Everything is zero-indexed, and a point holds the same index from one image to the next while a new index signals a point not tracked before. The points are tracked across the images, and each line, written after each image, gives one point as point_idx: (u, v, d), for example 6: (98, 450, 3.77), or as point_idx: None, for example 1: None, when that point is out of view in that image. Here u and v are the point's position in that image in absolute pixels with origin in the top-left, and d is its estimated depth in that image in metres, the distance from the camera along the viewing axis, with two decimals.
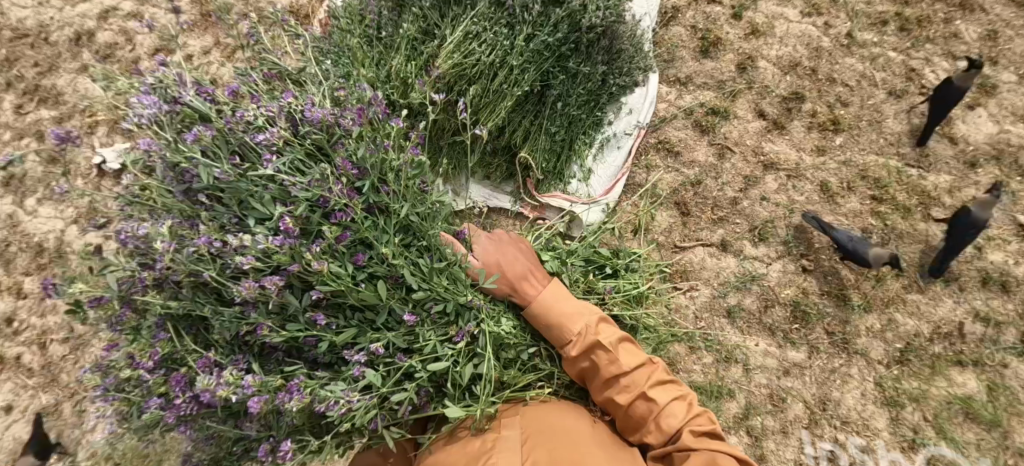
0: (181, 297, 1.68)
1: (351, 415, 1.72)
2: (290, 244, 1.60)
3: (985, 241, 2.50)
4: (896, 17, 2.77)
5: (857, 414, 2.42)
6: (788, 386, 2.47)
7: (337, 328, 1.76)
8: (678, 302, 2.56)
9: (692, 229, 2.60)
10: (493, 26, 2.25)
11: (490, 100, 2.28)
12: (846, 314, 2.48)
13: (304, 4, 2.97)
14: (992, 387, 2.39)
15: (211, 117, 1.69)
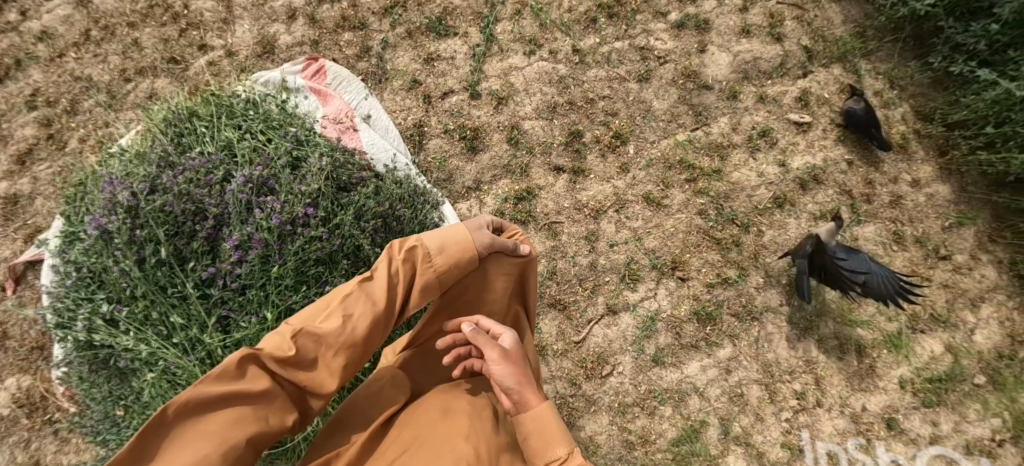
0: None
1: (123, 228, 1.81)
2: (147, 197, 1.86)
3: (782, 155, 2.77)
4: (600, 10, 2.86)
5: (795, 358, 2.63)
6: (738, 380, 2.57)
7: (158, 234, 1.82)
8: (613, 385, 2.52)
9: (578, 317, 2.54)
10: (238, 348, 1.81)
11: None
12: (735, 289, 2.64)
13: (31, 385, 2.45)
14: (860, 262, 2.74)
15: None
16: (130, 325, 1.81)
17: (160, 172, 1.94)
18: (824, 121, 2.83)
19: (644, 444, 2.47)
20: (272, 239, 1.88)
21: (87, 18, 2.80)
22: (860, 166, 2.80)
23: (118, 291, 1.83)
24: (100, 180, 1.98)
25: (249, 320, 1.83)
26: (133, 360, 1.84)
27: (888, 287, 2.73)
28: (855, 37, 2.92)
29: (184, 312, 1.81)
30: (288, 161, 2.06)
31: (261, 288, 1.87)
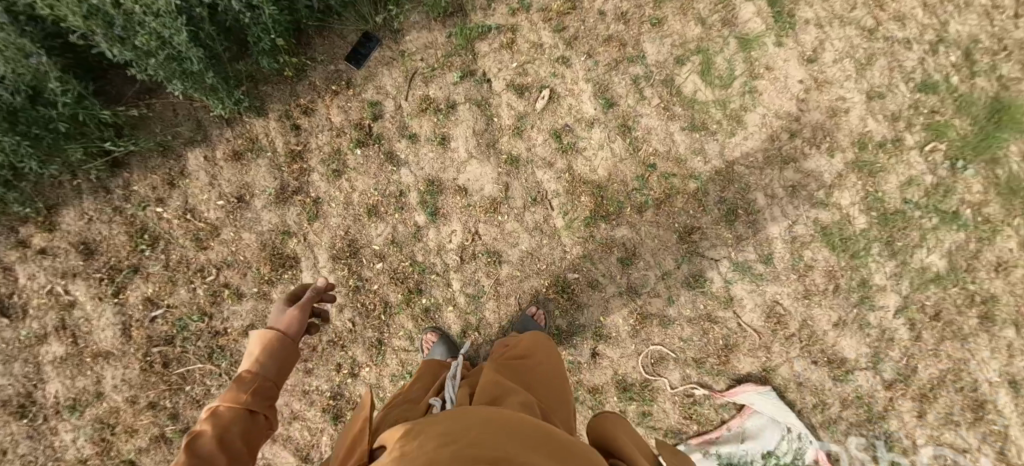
0: None
1: None
2: None
3: (581, 122, 2.77)
4: (413, 302, 2.57)
5: (763, 136, 2.96)
6: (780, 193, 2.96)
7: None
8: (787, 300, 2.93)
9: (733, 332, 2.84)
10: None
11: None
12: (707, 186, 2.87)
13: None
14: (680, 63, 2.89)
15: None
16: None
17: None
18: (544, 73, 2.77)
19: (829, 278, 2.97)
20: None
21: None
22: (591, 48, 2.82)
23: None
24: None
25: None
26: None
27: (701, 40, 2.91)
28: (450, 23, 2.71)
29: None
30: None
31: None
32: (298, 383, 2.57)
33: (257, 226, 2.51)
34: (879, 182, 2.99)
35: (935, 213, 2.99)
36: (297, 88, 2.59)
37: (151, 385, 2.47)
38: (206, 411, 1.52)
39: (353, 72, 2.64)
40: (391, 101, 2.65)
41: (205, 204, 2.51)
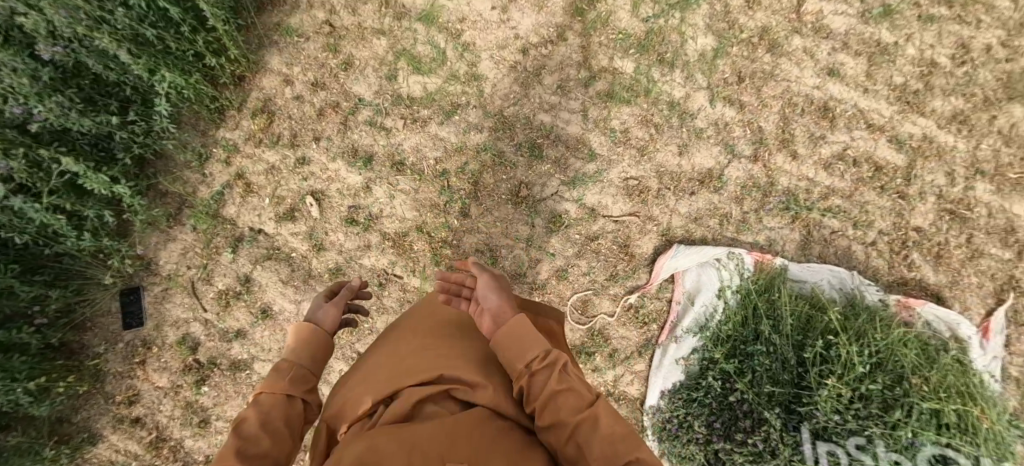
0: None
1: None
2: None
3: (356, 196, 2.87)
4: None
5: (504, 71, 3.03)
6: (556, 97, 3.06)
7: None
8: (632, 169, 3.08)
9: (615, 231, 3.00)
10: (901, 417, 2.49)
11: (882, 347, 2.57)
12: (497, 147, 2.94)
13: None
14: (392, 78, 2.92)
15: None
16: None
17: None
18: (298, 188, 2.85)
19: (646, 125, 3.14)
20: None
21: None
22: (312, 134, 2.86)
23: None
24: None
25: (885, 425, 2.50)
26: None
27: (392, 45, 2.93)
28: (185, 220, 2.83)
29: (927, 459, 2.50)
30: None
31: (852, 438, 2.53)
32: None
33: None
34: (615, 26, 3.16)
35: (672, 10, 3.20)
36: (113, 386, 2.87)
37: None
38: (253, 396, 1.81)
39: (144, 331, 2.86)
40: (195, 322, 2.86)
41: None
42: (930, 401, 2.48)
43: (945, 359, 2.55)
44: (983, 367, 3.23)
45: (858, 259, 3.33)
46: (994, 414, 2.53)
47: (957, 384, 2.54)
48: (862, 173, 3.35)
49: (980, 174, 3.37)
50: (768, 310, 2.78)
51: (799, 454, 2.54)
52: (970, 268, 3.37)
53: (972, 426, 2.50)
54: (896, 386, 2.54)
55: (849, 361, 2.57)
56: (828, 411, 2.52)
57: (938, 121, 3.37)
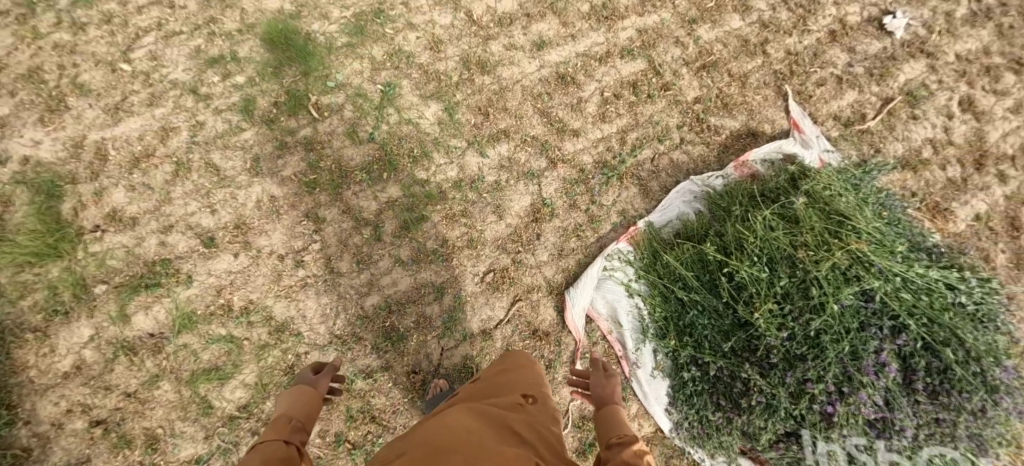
0: (984, 438, 2.59)
1: (893, 384, 2.59)
2: (888, 397, 2.60)
3: None
4: None
5: (300, 299, 2.79)
6: (367, 273, 2.85)
7: (880, 373, 2.59)
8: (480, 265, 2.99)
9: (516, 327, 2.98)
10: (818, 290, 2.62)
11: (761, 246, 2.73)
12: (365, 364, 2.81)
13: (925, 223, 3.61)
14: (215, 405, 2.69)
15: None
16: (895, 307, 2.60)
17: (955, 427, 2.57)
18: None
19: (457, 217, 3.00)
20: (858, 381, 2.57)
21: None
22: None
23: (961, 320, 2.62)
24: (939, 426, 2.59)
25: (815, 305, 2.62)
26: (889, 278, 2.64)
27: (188, 381, 2.68)
28: None
29: (860, 301, 2.66)
30: (784, 453, 2.72)
31: (805, 334, 2.64)
32: None
33: None
34: (351, 167, 2.93)
35: (383, 111, 3.07)
36: None
37: None
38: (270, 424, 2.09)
39: None
40: None
41: None
42: (822, 262, 2.63)
43: (802, 217, 2.71)
44: (825, 155, 3.62)
45: (685, 161, 3.50)
46: (866, 226, 2.71)
47: (825, 227, 2.71)
48: (629, 99, 3.48)
49: (693, 23, 3.66)
50: (670, 278, 2.95)
51: (788, 385, 2.64)
52: (747, 93, 3.69)
53: (861, 254, 2.65)
54: (794, 268, 2.68)
55: (749, 280, 2.71)
56: (773, 332, 2.64)
57: (634, 12, 3.58)
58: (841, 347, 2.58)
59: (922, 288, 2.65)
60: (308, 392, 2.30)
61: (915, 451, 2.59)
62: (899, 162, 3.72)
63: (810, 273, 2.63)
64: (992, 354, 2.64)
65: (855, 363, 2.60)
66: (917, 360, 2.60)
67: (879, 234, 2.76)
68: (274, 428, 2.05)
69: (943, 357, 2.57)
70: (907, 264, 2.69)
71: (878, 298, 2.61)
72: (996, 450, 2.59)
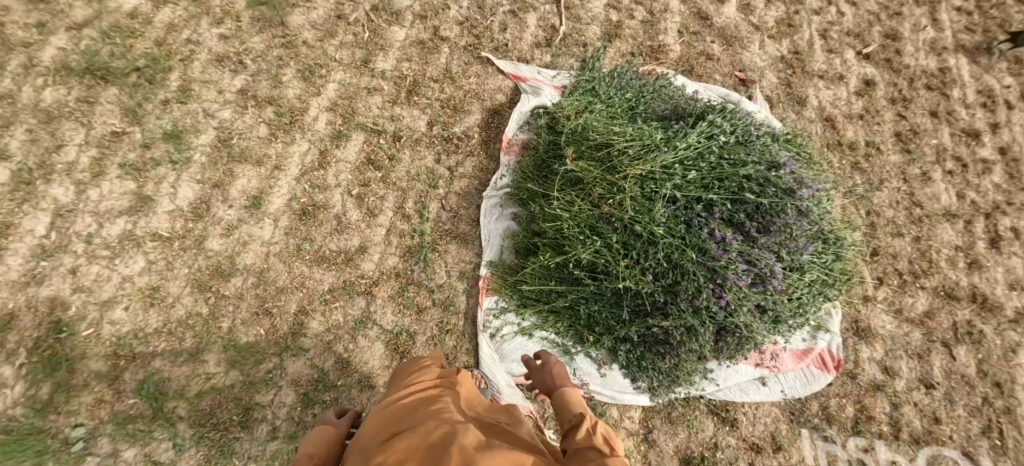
0: (810, 215, 2.96)
1: (742, 246, 2.80)
2: (746, 256, 2.82)
3: None
4: None
5: None
6: None
7: (729, 247, 2.79)
8: None
9: None
10: (640, 227, 2.80)
11: (577, 231, 2.91)
12: None
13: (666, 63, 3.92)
14: None
15: (844, 252, 3.10)
16: (693, 190, 2.83)
17: (797, 231, 2.88)
18: None
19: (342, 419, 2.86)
20: (721, 268, 2.78)
21: (869, 332, 3.85)
22: None
23: (735, 155, 2.90)
24: (790, 239, 2.87)
25: (646, 239, 2.84)
26: (672, 172, 2.84)
27: None
28: None
29: (672, 207, 2.86)
30: (723, 347, 2.98)
31: (660, 267, 2.84)
32: None
33: None
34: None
35: (166, 398, 2.72)
36: None
37: None
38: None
39: None
40: None
41: None
42: (623, 203, 2.82)
43: (583, 182, 2.89)
44: (556, 81, 3.58)
45: (467, 184, 3.31)
46: (626, 145, 2.92)
47: (602, 173, 2.90)
48: (378, 178, 3.18)
49: (368, 62, 3.34)
50: (541, 298, 3.08)
51: (685, 311, 2.82)
52: (461, 81, 3.47)
53: (640, 175, 2.85)
54: (612, 223, 2.88)
55: (590, 261, 2.91)
56: (642, 282, 2.83)
57: (310, 98, 3.19)
58: (690, 256, 2.79)
59: (697, 157, 2.89)
60: (331, 429, 2.16)
61: (789, 269, 2.91)
62: (609, 28, 3.85)
63: (623, 220, 2.84)
64: (770, 158, 2.97)
65: (707, 255, 2.80)
66: (738, 215, 2.83)
67: (638, 142, 2.94)
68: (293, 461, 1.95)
69: (747, 197, 2.84)
70: (673, 147, 2.91)
71: (678, 195, 2.83)
72: (820, 216, 3.01)
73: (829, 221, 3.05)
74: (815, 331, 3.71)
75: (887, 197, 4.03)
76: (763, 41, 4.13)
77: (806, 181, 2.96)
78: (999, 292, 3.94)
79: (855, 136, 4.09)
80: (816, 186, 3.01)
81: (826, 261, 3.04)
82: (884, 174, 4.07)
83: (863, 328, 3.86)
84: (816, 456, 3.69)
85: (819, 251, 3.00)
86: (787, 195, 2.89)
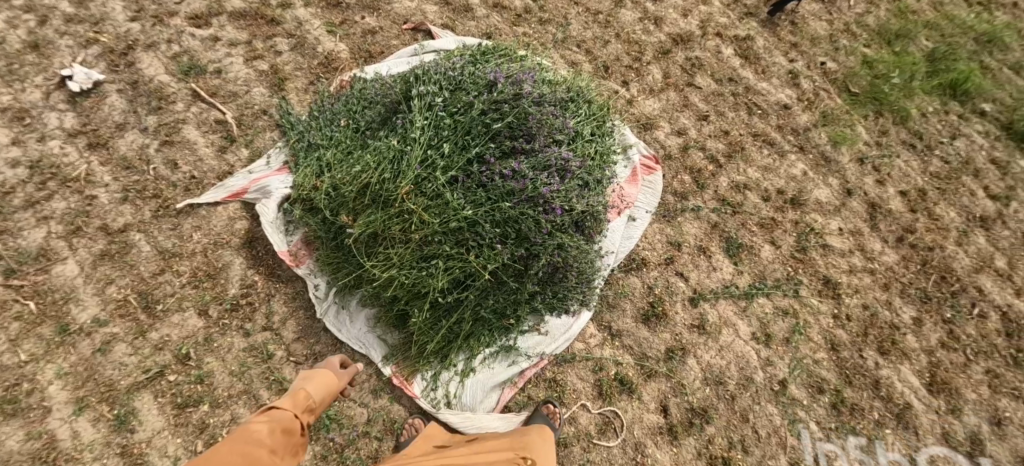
0: (547, 93, 2.79)
1: (531, 162, 2.59)
2: (540, 166, 2.60)
3: None
4: (833, 392, 3.31)
5: None
6: None
7: (524, 173, 2.55)
8: None
9: None
10: (454, 222, 2.47)
11: (412, 278, 2.49)
12: None
13: (341, 60, 3.67)
14: None
15: (588, 92, 3.08)
16: (457, 160, 2.54)
17: (550, 112, 2.72)
18: None
19: None
20: (535, 192, 2.54)
21: (650, 120, 3.96)
22: None
23: (454, 101, 2.64)
24: (555, 122, 2.71)
25: (468, 228, 2.49)
26: (430, 163, 2.53)
27: None
28: None
29: (459, 182, 2.54)
30: (596, 230, 2.86)
31: (496, 237, 2.52)
32: (867, 369, 3.44)
33: (992, 427, 3.48)
34: None
35: None
36: None
37: (943, 288, 3.82)
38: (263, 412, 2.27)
39: None
40: None
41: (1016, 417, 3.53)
42: (423, 218, 2.45)
43: (378, 233, 2.45)
44: (274, 164, 3.10)
45: (295, 319, 2.80)
46: (377, 178, 2.54)
47: (385, 213, 2.49)
48: (206, 409, 2.61)
49: (67, 330, 2.64)
50: (447, 341, 2.71)
51: (549, 241, 2.59)
52: (189, 247, 2.88)
53: (409, 190, 2.48)
54: (430, 240, 2.48)
55: (454, 284, 2.56)
56: (498, 257, 2.50)
57: (42, 424, 2.49)
58: (507, 206, 2.52)
59: (437, 130, 2.58)
60: (331, 376, 2.50)
61: (575, 144, 2.78)
62: (266, 77, 3.47)
63: (437, 232, 2.47)
64: (479, 81, 2.73)
65: (515, 194, 2.53)
66: (508, 143, 2.58)
67: (380, 166, 2.57)
68: (294, 402, 2.32)
69: (494, 127, 2.59)
70: (411, 141, 2.57)
71: (452, 173, 2.51)
72: (552, 88, 2.85)
73: (559, 87, 2.93)
74: (625, 153, 3.66)
75: (580, 24, 4.26)
76: None
77: (516, 77, 2.77)
78: (692, 18, 4.50)
79: (521, 1, 4.24)
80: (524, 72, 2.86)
81: (586, 112, 2.99)
82: (565, 10, 4.31)
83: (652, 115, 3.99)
84: (697, 231, 3.62)
85: (577, 113, 2.89)
86: (520, 97, 2.68)
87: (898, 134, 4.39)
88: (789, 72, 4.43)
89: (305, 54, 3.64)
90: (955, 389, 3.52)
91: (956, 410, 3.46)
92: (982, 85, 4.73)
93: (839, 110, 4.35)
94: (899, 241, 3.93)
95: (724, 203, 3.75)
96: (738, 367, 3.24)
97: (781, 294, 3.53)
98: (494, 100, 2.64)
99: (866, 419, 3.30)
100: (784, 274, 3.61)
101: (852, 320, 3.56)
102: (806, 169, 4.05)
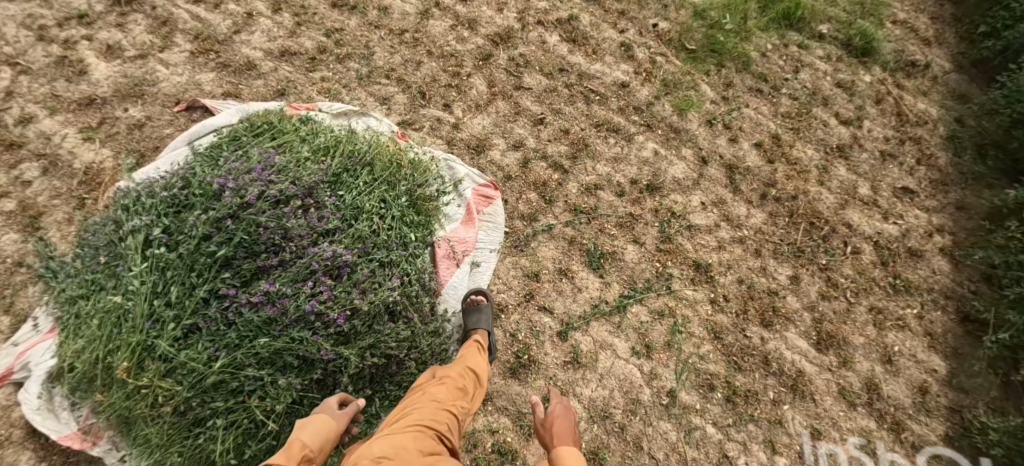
0: (293, 179, 2.42)
1: (287, 274, 2.26)
2: (299, 275, 2.27)
3: None
4: (724, 384, 3.22)
5: None
6: None
7: (281, 291, 2.22)
8: None
9: None
10: (210, 377, 2.12)
11: (186, 452, 2.15)
12: None
13: (102, 168, 3.18)
14: None
15: (358, 151, 2.72)
16: (191, 302, 2.16)
17: (298, 204, 2.37)
18: None
19: None
20: (298, 310, 2.21)
21: (481, 141, 3.59)
22: None
23: (174, 232, 2.25)
24: (307, 214, 2.36)
25: (233, 378, 2.15)
26: (161, 316, 2.16)
27: None
28: None
29: (205, 326, 2.17)
30: (413, 309, 2.55)
31: (270, 374, 2.19)
32: (756, 346, 3.34)
33: (888, 365, 3.45)
34: None
35: None
36: None
37: (814, 234, 3.73)
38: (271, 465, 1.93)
39: None
40: None
41: (907, 347, 3.53)
42: (167, 386, 2.10)
43: (122, 421, 2.09)
44: (44, 326, 2.69)
45: None
46: (105, 352, 2.16)
47: (124, 391, 2.13)
48: None
49: None
50: None
51: (340, 355, 2.28)
52: None
53: (142, 358, 2.12)
54: (190, 406, 2.14)
55: (246, 436, 2.20)
56: (280, 396, 2.18)
57: None
58: (272, 338, 2.19)
59: (159, 272, 2.19)
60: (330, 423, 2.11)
61: (343, 225, 2.43)
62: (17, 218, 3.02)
63: (193, 396, 2.12)
64: (203, 191, 2.34)
65: (277, 320, 2.20)
66: (249, 264, 2.22)
67: (106, 334, 2.18)
68: (288, 455, 1.97)
69: (225, 249, 2.22)
70: (133, 295, 2.19)
71: (187, 321, 2.14)
72: (302, 168, 2.48)
73: (315, 160, 2.55)
74: (455, 187, 3.33)
75: (385, 49, 3.82)
76: (153, 66, 3.51)
77: (249, 173, 2.39)
78: (509, 11, 4.14)
79: (312, 41, 3.76)
80: (264, 159, 2.47)
81: (361, 177, 2.61)
82: (365, 38, 3.85)
83: (484, 133, 3.63)
84: (555, 252, 3.36)
85: (342, 185, 2.53)
86: (253, 200, 2.32)
87: (744, 81, 4.22)
88: (621, 45, 4.15)
89: (60, 176, 3.14)
90: (844, 337, 3.47)
91: (847, 361, 3.41)
92: (815, 7, 4.61)
93: (679, 71, 4.13)
94: (764, 198, 3.79)
95: (577, 212, 3.49)
96: (623, 391, 3.12)
97: (654, 295, 3.36)
98: (218, 215, 2.26)
99: (761, 403, 3.21)
100: (654, 269, 3.42)
101: (731, 299, 3.42)
102: (657, 147, 3.81)
